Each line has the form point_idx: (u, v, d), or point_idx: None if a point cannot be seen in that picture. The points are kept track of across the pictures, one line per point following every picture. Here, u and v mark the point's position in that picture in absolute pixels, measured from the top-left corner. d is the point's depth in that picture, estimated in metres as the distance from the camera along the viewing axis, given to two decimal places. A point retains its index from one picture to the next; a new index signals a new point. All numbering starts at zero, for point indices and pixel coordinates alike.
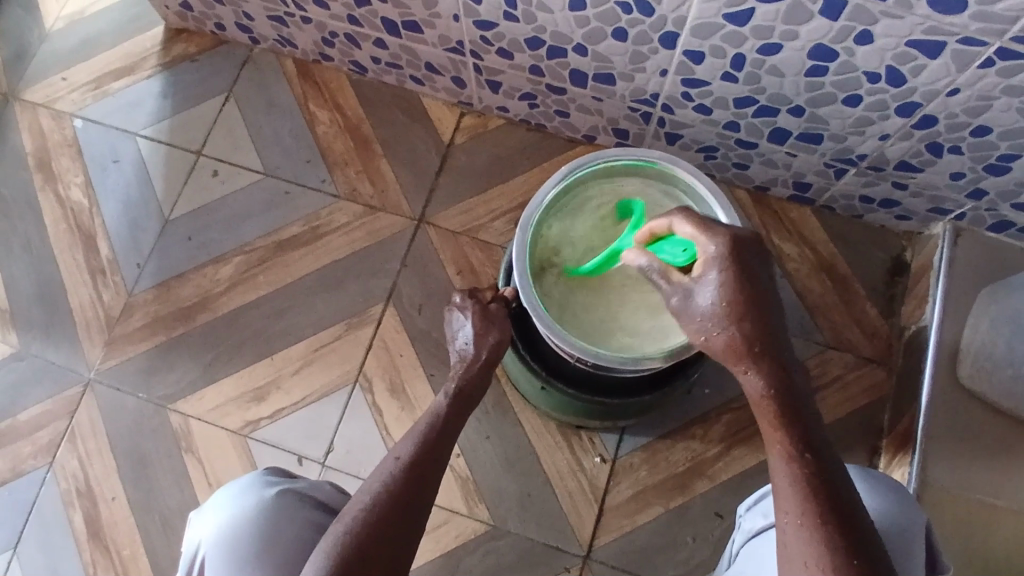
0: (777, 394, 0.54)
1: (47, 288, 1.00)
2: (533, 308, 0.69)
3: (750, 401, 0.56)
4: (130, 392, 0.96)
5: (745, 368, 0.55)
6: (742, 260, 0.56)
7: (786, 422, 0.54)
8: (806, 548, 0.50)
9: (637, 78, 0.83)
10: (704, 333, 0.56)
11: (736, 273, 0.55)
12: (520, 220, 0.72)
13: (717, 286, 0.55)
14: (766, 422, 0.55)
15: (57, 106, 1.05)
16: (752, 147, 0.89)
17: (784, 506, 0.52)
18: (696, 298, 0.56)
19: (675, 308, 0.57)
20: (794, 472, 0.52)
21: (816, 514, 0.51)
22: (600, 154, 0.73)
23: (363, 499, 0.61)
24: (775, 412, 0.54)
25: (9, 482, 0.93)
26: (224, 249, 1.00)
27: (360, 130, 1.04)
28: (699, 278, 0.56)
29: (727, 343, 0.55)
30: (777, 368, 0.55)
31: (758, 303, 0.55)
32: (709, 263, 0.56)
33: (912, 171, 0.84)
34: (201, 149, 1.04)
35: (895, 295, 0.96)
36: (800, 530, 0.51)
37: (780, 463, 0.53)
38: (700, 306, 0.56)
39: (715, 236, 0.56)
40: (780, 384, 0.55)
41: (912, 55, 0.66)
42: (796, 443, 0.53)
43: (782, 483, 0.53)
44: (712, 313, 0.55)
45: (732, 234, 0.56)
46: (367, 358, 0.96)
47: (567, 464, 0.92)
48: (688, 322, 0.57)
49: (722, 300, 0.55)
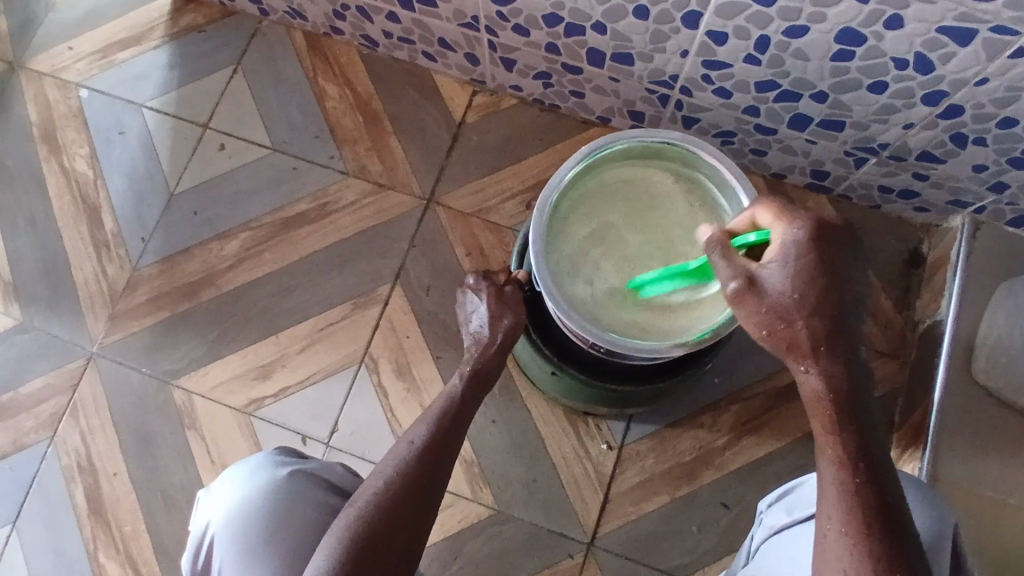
0: (836, 396, 0.52)
1: (50, 260, 0.98)
2: (549, 292, 0.67)
3: (806, 398, 0.54)
4: (133, 367, 0.95)
5: (804, 367, 0.53)
6: (825, 250, 0.54)
7: (842, 426, 0.52)
8: (849, 557, 0.50)
9: (656, 58, 0.81)
10: (769, 326, 0.53)
11: (817, 263, 0.53)
12: (539, 199, 0.70)
13: (792, 277, 0.53)
14: (819, 421, 0.53)
15: (63, 77, 1.03)
16: (771, 133, 0.88)
17: (829, 511, 0.52)
18: (763, 285, 0.53)
19: (735, 295, 0.54)
20: (844, 478, 0.51)
21: (861, 523, 0.50)
22: (622, 134, 0.71)
23: (376, 485, 0.60)
24: (832, 414, 0.52)
25: (11, 455, 0.93)
26: (230, 225, 0.99)
27: (371, 106, 1.02)
28: (773, 264, 0.54)
29: (791, 339, 0.53)
30: (841, 368, 0.52)
31: (832, 293, 0.53)
32: (786, 248, 0.54)
33: (933, 162, 0.82)
34: (208, 123, 1.02)
35: (910, 287, 0.95)
36: (843, 538, 0.50)
37: (830, 465, 0.52)
38: (768, 295, 0.53)
39: (799, 223, 0.54)
40: (843, 386, 0.52)
41: (943, 41, 0.64)
42: (851, 448, 0.52)
43: (830, 487, 0.52)
44: (780, 303, 0.53)
45: (817, 223, 0.54)
46: (374, 339, 0.95)
47: (573, 450, 0.91)
48: (751, 312, 0.54)
49: (793, 292, 0.52)
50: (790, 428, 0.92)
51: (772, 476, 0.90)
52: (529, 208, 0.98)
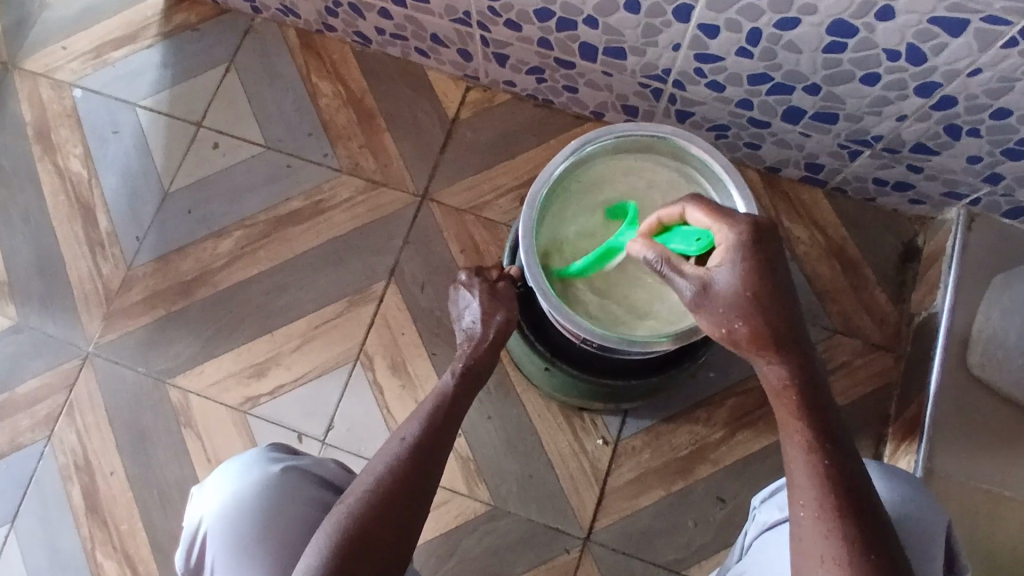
0: (800, 382, 0.53)
1: (46, 260, 0.98)
2: (539, 288, 0.67)
3: (769, 390, 0.55)
4: (129, 365, 0.95)
5: (766, 359, 0.54)
6: (765, 247, 0.55)
7: (806, 412, 0.53)
8: (823, 542, 0.50)
9: (648, 52, 0.81)
10: (726, 325, 0.53)
11: (760, 261, 0.54)
12: (529, 193, 0.70)
13: (740, 275, 0.53)
14: (784, 411, 0.54)
15: (57, 76, 1.03)
16: (765, 126, 0.87)
17: (801, 498, 0.52)
18: (716, 287, 0.54)
19: (692, 301, 0.54)
20: (813, 462, 0.52)
21: (834, 507, 0.50)
22: (612, 128, 0.71)
23: (368, 482, 0.60)
24: (795, 402, 0.53)
25: (8, 454, 0.93)
26: (224, 223, 0.99)
27: (364, 103, 1.02)
28: (719, 267, 0.54)
29: (752, 335, 0.53)
30: (799, 357, 0.53)
31: (779, 287, 0.54)
32: (732, 249, 0.54)
33: (928, 154, 0.82)
34: (201, 121, 1.02)
35: (906, 280, 0.95)
36: (818, 523, 0.50)
37: (798, 454, 0.53)
38: (722, 296, 0.53)
39: (737, 223, 0.55)
40: (802, 376, 0.53)
41: (934, 32, 0.64)
42: (816, 432, 0.52)
43: (799, 473, 0.52)
44: (733, 304, 0.53)
45: (754, 223, 0.55)
46: (369, 336, 0.95)
47: (569, 446, 0.91)
48: (710, 314, 0.54)
49: (744, 290, 0.53)
50: None
51: (767, 471, 0.90)
52: (524, 204, 0.98)
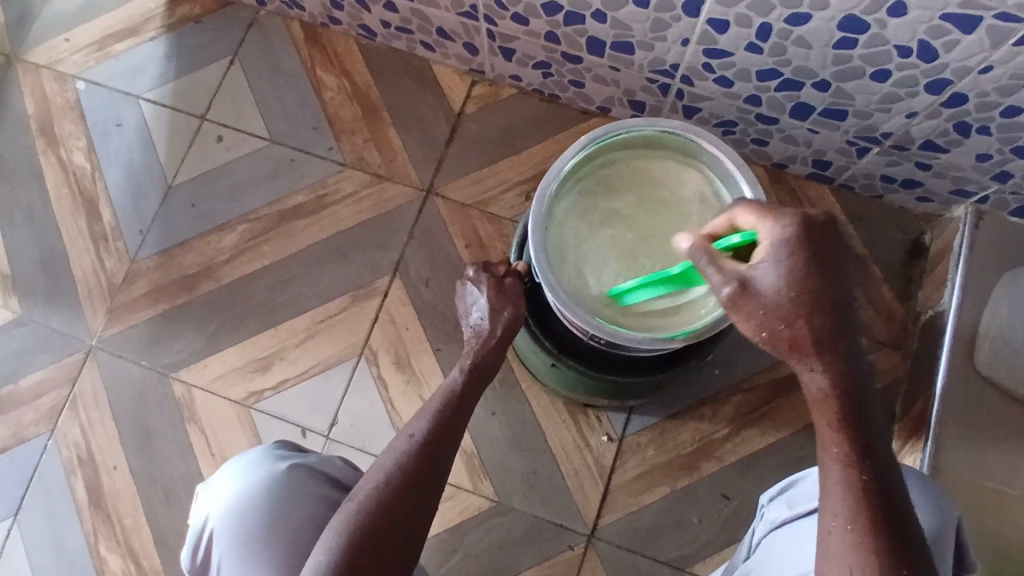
0: (843, 396, 0.51)
1: (49, 253, 0.98)
2: (548, 283, 0.67)
3: (811, 399, 0.52)
4: (132, 359, 0.95)
5: (807, 366, 0.51)
6: (815, 247, 0.52)
7: (847, 425, 0.51)
8: (851, 553, 0.49)
9: (657, 47, 0.80)
10: (768, 328, 0.52)
11: (807, 261, 0.52)
12: (539, 188, 0.70)
13: (785, 276, 0.51)
14: (824, 421, 0.52)
15: (60, 69, 1.03)
16: (773, 123, 0.87)
17: (832, 508, 0.51)
18: (757, 286, 0.52)
19: (729, 299, 0.53)
20: (849, 476, 0.51)
21: (865, 520, 0.49)
22: (623, 123, 0.71)
23: (376, 479, 0.60)
24: (837, 413, 0.51)
25: (11, 449, 0.93)
26: (228, 217, 0.98)
27: (369, 97, 1.01)
28: (766, 265, 0.52)
29: (791, 340, 0.51)
30: (843, 367, 0.51)
31: (828, 290, 0.51)
32: (778, 248, 0.52)
33: (936, 151, 0.82)
34: (205, 114, 1.01)
35: (912, 278, 0.94)
36: (847, 534, 0.50)
37: (835, 464, 0.51)
38: (764, 298, 0.52)
39: (787, 219, 0.53)
40: (847, 388, 0.51)
41: (946, 29, 0.64)
42: (856, 446, 0.51)
43: (834, 485, 0.51)
44: (778, 306, 0.51)
45: (803, 219, 0.53)
46: (373, 331, 0.95)
47: (574, 442, 0.91)
48: (752, 315, 0.52)
49: (790, 291, 0.51)
50: (791, 419, 0.91)
51: (772, 468, 0.90)
52: (529, 199, 0.98)
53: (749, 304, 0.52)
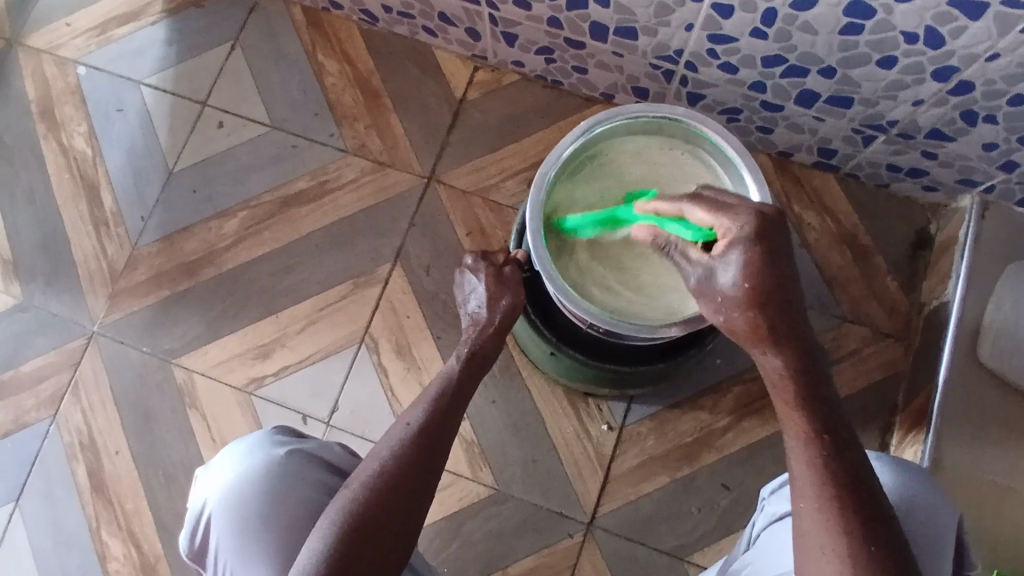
0: (798, 375, 0.53)
1: (50, 238, 0.98)
2: (545, 269, 0.67)
3: (767, 380, 0.55)
4: (133, 345, 0.95)
5: (763, 350, 0.54)
6: (767, 242, 0.52)
7: (805, 403, 0.53)
8: (822, 533, 0.51)
9: (661, 32, 0.79)
10: (724, 315, 0.54)
11: (762, 256, 0.52)
12: (537, 175, 0.69)
13: (742, 272, 0.52)
14: (783, 401, 0.54)
15: (61, 53, 1.02)
16: (778, 110, 0.86)
17: (803, 488, 0.53)
18: (718, 278, 0.53)
19: (696, 287, 0.54)
20: (813, 453, 0.53)
21: (833, 497, 0.51)
22: (624, 110, 0.70)
23: (373, 466, 0.59)
24: (792, 392, 0.53)
25: (12, 433, 0.93)
26: (229, 203, 0.98)
27: (371, 82, 1.00)
28: (722, 259, 0.53)
29: (750, 328, 0.53)
30: (797, 350, 0.53)
31: (782, 280, 0.52)
32: (733, 242, 0.52)
33: (943, 140, 0.81)
34: (206, 99, 1.01)
35: (917, 269, 0.93)
36: (818, 513, 0.51)
37: (799, 445, 0.53)
38: (721, 289, 0.53)
39: (741, 218, 0.53)
40: (802, 367, 0.53)
41: (953, 15, 0.63)
42: (815, 423, 0.53)
43: (799, 463, 0.53)
44: (733, 302, 0.52)
45: (760, 215, 0.53)
46: (374, 318, 0.95)
47: (573, 431, 0.91)
48: (709, 302, 0.54)
49: (747, 289, 0.52)
50: None
51: (772, 459, 0.90)
52: (531, 187, 0.97)
53: (707, 294, 0.54)
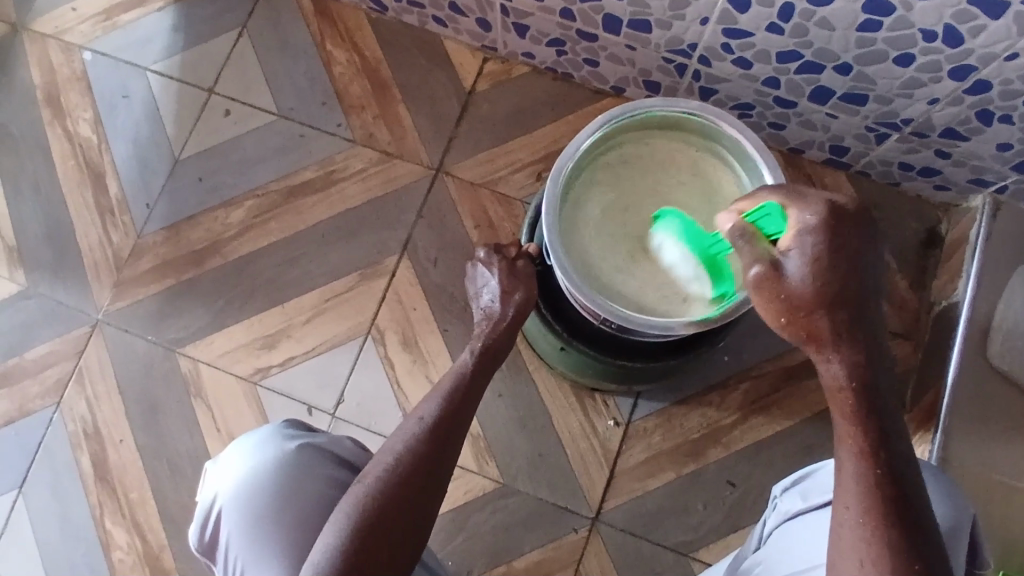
0: (858, 386, 0.51)
1: (54, 225, 0.97)
2: (561, 264, 0.66)
3: (826, 388, 0.52)
4: (138, 334, 0.94)
5: (825, 356, 0.52)
6: (841, 238, 0.51)
7: (863, 416, 0.51)
8: (862, 546, 0.49)
9: (675, 26, 0.78)
10: (787, 314, 0.52)
11: (833, 254, 0.51)
12: (554, 167, 0.68)
13: (811, 268, 0.51)
14: (839, 411, 0.52)
15: (66, 38, 1.01)
16: (791, 106, 0.85)
17: (846, 500, 0.51)
18: (786, 275, 0.51)
19: (756, 279, 0.52)
20: (863, 468, 0.51)
21: (880, 514, 0.49)
22: (642, 103, 0.69)
23: (385, 461, 0.59)
24: (852, 403, 0.51)
25: (17, 421, 0.93)
26: (235, 192, 0.97)
27: (379, 72, 0.99)
28: (791, 252, 0.52)
29: (811, 330, 0.51)
30: (862, 357, 0.51)
31: (851, 281, 0.51)
32: (806, 235, 0.52)
33: (957, 139, 0.80)
34: (213, 87, 1.00)
35: (927, 267, 0.93)
36: (860, 528, 0.50)
37: (850, 457, 0.51)
38: (789, 286, 0.51)
39: (813, 207, 0.52)
40: (864, 379, 0.51)
41: (973, 13, 0.62)
42: (871, 438, 0.51)
43: (847, 476, 0.51)
44: (801, 297, 0.51)
45: (831, 206, 0.52)
46: (380, 310, 0.94)
47: (580, 426, 0.91)
48: (768, 300, 0.52)
49: (817, 283, 0.50)
50: (799, 408, 0.91)
51: (779, 457, 0.90)
52: (540, 180, 0.96)
53: (765, 289, 0.52)
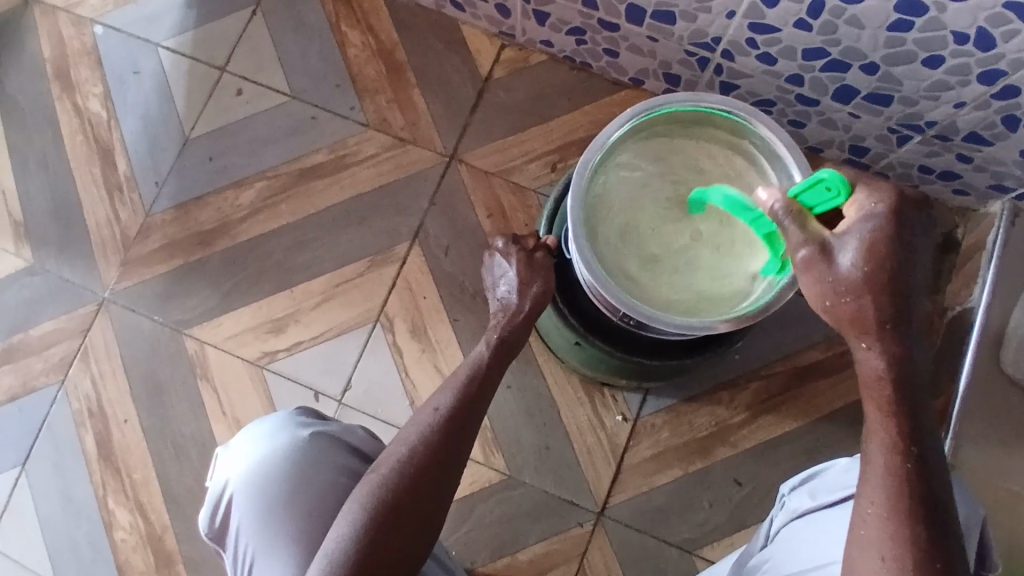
0: (897, 379, 0.50)
1: (62, 202, 0.96)
2: (584, 258, 0.65)
3: (863, 379, 0.52)
4: (145, 314, 0.93)
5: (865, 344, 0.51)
6: (898, 229, 0.50)
7: (899, 411, 0.50)
8: (884, 541, 0.48)
9: (700, 18, 0.77)
10: (833, 298, 0.51)
11: (886, 242, 0.50)
12: (581, 159, 0.67)
13: (864, 253, 0.50)
14: (875, 405, 0.51)
15: (77, 12, 0.99)
16: (813, 104, 0.84)
17: (870, 494, 0.50)
18: (835, 256, 0.51)
19: (803, 262, 0.52)
20: (894, 463, 0.50)
21: (905, 509, 0.48)
22: (670, 98, 0.68)
23: (401, 452, 0.59)
24: (887, 398, 0.50)
25: (20, 398, 0.92)
26: (245, 173, 0.96)
27: (394, 55, 0.98)
28: (844, 237, 0.51)
29: (855, 314, 0.50)
30: (902, 350, 0.50)
31: (902, 273, 0.50)
32: (861, 221, 0.51)
33: (980, 144, 0.79)
34: (225, 66, 0.98)
35: (943, 272, 0.89)
36: (884, 523, 0.49)
37: (880, 453, 0.50)
38: (838, 269, 0.51)
39: (882, 195, 0.51)
40: (903, 373, 0.50)
41: (1008, 17, 0.61)
42: (905, 434, 0.50)
43: (875, 469, 0.50)
44: (848, 281, 0.50)
45: (900, 195, 0.51)
46: (390, 298, 0.93)
47: (588, 420, 0.90)
48: (817, 280, 0.51)
49: (868, 270, 0.50)
50: (808, 408, 0.90)
51: (786, 457, 0.90)
52: (555, 170, 0.95)
53: (814, 266, 0.52)
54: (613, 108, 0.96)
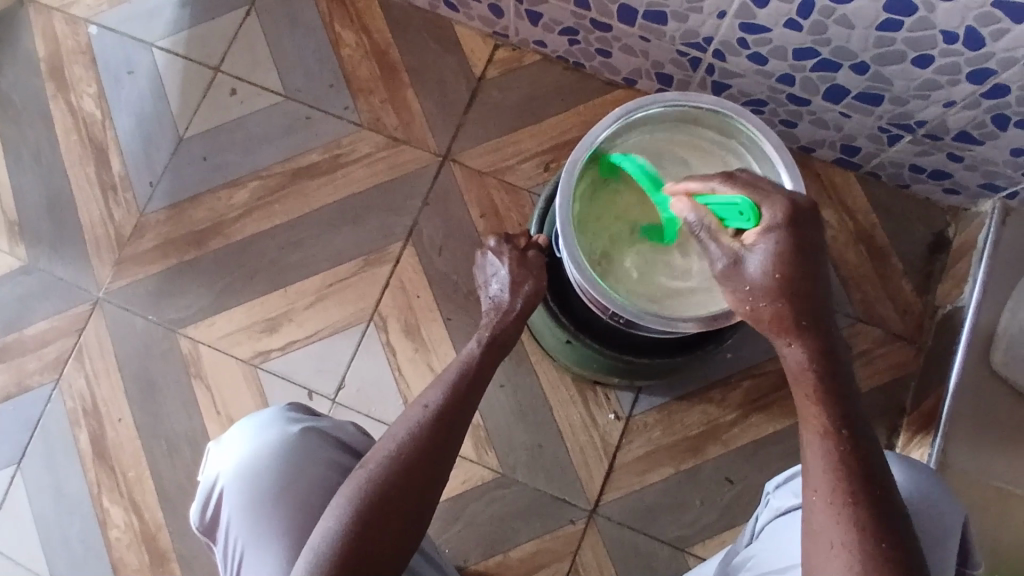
0: (819, 369, 0.52)
1: (56, 201, 0.96)
2: (572, 256, 0.66)
3: (788, 371, 0.53)
4: (139, 313, 0.94)
5: (788, 341, 0.52)
6: (798, 232, 0.52)
7: (828, 398, 0.52)
8: (833, 527, 0.50)
9: (691, 18, 0.77)
10: (750, 304, 0.52)
11: (790, 245, 0.51)
12: (570, 158, 0.68)
13: (772, 259, 0.51)
14: (803, 395, 0.53)
15: (72, 11, 0.99)
16: (805, 104, 0.85)
17: (815, 484, 0.52)
18: (746, 265, 0.52)
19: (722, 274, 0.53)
20: (829, 449, 0.52)
21: (848, 493, 0.50)
22: (657, 97, 0.68)
23: (389, 448, 0.59)
24: (814, 387, 0.52)
25: (15, 396, 0.92)
26: (239, 172, 0.96)
27: (388, 56, 0.98)
28: (756, 248, 0.52)
29: (773, 315, 0.52)
30: (820, 343, 0.52)
31: (812, 274, 0.52)
32: (767, 230, 0.52)
33: (971, 144, 0.80)
34: (220, 66, 0.98)
35: (932, 272, 0.93)
36: (830, 508, 0.50)
37: (815, 438, 0.52)
38: (751, 277, 0.52)
39: (777, 202, 0.52)
40: (826, 362, 0.52)
41: (997, 17, 0.61)
42: (835, 420, 0.52)
43: (815, 459, 0.52)
44: (761, 287, 0.51)
45: (792, 202, 0.53)
46: (383, 297, 0.94)
47: (580, 419, 0.90)
48: (733, 290, 0.52)
49: (775, 274, 0.51)
50: None
51: (777, 456, 0.90)
52: (548, 170, 0.96)
53: (737, 277, 0.52)
54: (607, 108, 0.97)
